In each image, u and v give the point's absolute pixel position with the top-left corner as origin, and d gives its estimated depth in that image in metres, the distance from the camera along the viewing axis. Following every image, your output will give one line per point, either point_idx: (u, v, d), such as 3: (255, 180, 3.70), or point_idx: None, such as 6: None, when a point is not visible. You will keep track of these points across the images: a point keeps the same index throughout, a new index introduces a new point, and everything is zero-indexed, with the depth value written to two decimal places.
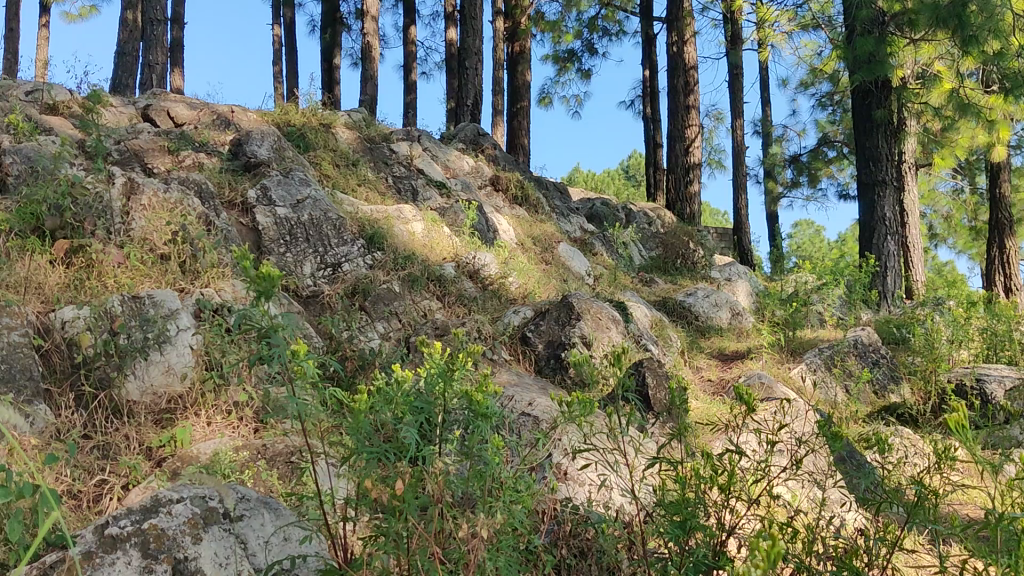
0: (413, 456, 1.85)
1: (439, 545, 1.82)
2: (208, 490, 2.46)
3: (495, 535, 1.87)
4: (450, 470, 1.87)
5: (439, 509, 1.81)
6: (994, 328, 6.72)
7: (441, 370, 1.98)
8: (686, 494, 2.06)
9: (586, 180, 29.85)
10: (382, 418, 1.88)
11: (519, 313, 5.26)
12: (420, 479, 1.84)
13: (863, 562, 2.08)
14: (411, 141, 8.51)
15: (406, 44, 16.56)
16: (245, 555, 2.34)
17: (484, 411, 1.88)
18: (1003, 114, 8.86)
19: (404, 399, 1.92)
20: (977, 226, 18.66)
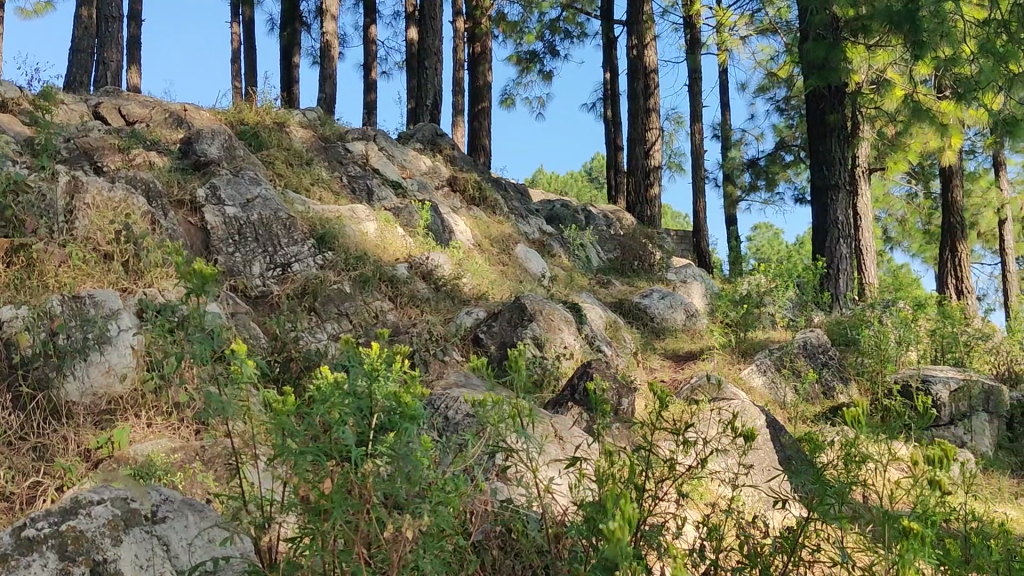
0: (341, 455, 1.84)
1: (361, 546, 1.83)
2: (129, 492, 2.42)
3: (422, 536, 1.87)
4: (378, 470, 1.87)
5: (365, 513, 1.81)
6: (941, 330, 6.90)
7: (372, 368, 1.97)
8: (610, 496, 2.08)
9: (548, 182, 29.94)
10: (315, 419, 1.85)
11: (471, 313, 5.27)
12: (347, 479, 1.84)
13: (778, 561, 2.13)
14: (367, 140, 8.47)
15: (366, 42, 16.49)
16: (166, 557, 2.29)
17: (413, 412, 1.86)
18: (956, 120, 8.91)
19: (339, 399, 1.88)
20: (930, 229, 19.01)
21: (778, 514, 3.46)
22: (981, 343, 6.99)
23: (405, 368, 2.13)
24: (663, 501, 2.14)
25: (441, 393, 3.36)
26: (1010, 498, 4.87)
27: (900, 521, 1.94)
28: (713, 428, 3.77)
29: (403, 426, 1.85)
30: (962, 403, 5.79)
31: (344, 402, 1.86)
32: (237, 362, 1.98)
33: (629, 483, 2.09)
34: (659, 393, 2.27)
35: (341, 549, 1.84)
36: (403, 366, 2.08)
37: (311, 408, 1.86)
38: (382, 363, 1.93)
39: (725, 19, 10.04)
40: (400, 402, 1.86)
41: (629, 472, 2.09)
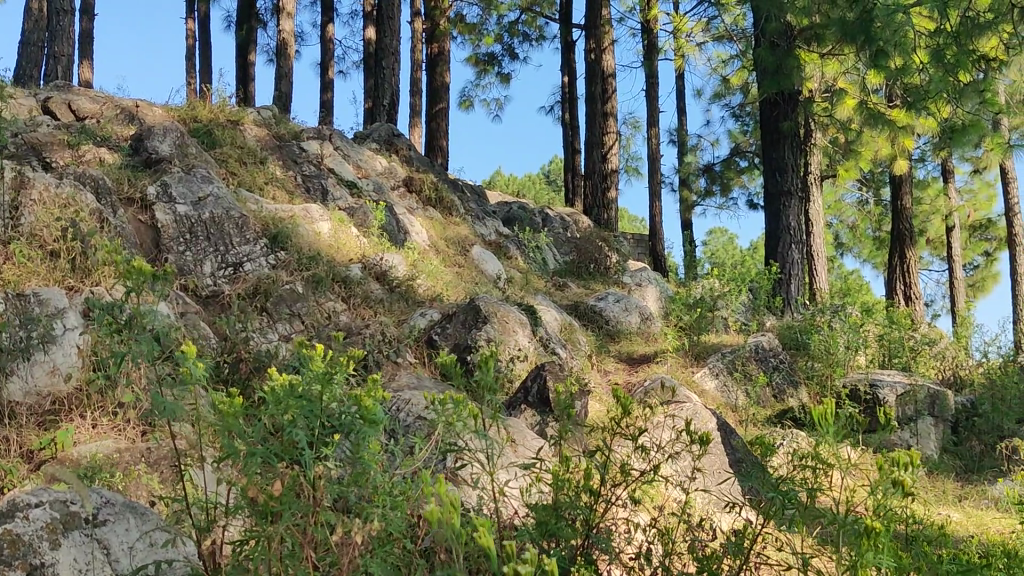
0: (292, 458, 1.84)
1: (309, 549, 1.83)
2: (70, 494, 2.38)
3: (372, 539, 1.87)
4: (328, 473, 1.88)
5: (314, 516, 1.81)
6: (888, 336, 7.02)
7: (326, 371, 1.96)
8: (562, 499, 2.08)
9: (506, 184, 29.95)
10: (267, 420, 1.84)
11: (425, 315, 5.26)
12: (297, 482, 1.84)
13: (725, 564, 2.14)
14: (323, 139, 8.40)
15: (323, 41, 16.39)
16: (107, 562, 2.26)
17: (372, 416, 1.86)
18: (907, 128, 8.94)
19: (293, 401, 1.87)
20: (880, 235, 19.33)
21: (722, 517, 3.50)
22: (928, 348, 7.13)
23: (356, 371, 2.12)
24: (614, 505, 2.15)
25: (393, 395, 3.35)
26: (953, 501, 4.97)
27: (853, 524, 1.92)
28: (666, 432, 3.81)
29: (357, 428, 1.85)
30: (908, 406, 5.92)
31: (298, 403, 1.85)
32: (190, 361, 1.96)
33: (578, 487, 2.09)
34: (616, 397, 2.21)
35: (288, 552, 1.83)
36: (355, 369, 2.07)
37: (263, 408, 1.85)
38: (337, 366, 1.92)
39: (682, 25, 10.12)
40: (358, 405, 1.86)
41: (580, 476, 2.08)
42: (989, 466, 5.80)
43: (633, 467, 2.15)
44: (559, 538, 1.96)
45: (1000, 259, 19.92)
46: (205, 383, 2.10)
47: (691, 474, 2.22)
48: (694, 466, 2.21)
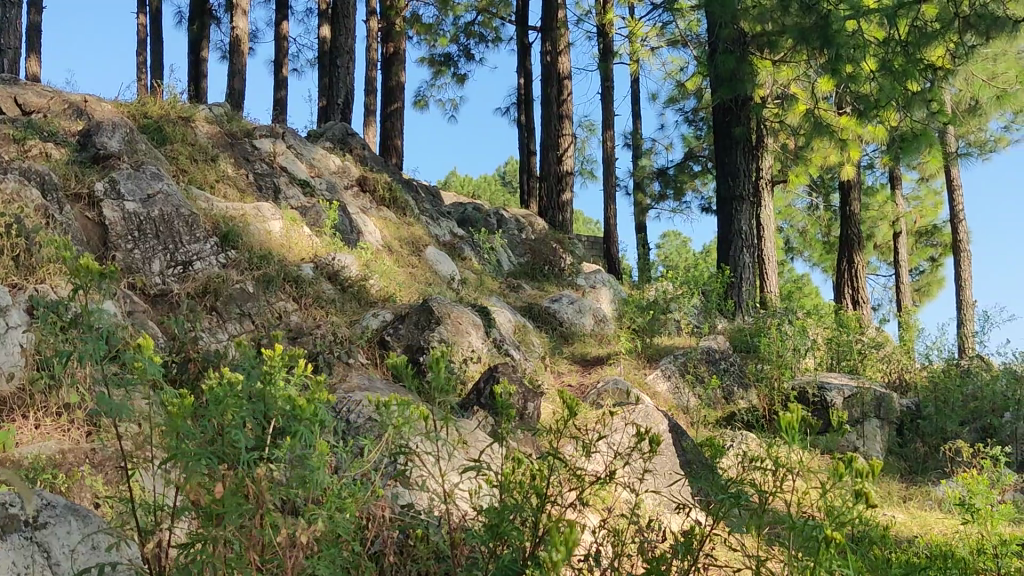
0: (234, 459, 1.82)
1: (255, 551, 1.81)
2: (9, 496, 2.33)
3: (319, 541, 1.84)
4: (271, 476, 1.86)
5: (257, 518, 1.78)
6: (836, 338, 7.14)
7: (266, 372, 1.95)
8: (517, 501, 2.06)
9: (461, 185, 29.89)
10: (207, 421, 1.81)
11: (378, 316, 5.24)
12: (240, 483, 1.82)
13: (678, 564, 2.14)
14: (275, 138, 8.31)
15: (277, 38, 16.23)
16: (47, 565, 2.22)
17: (310, 415, 1.84)
18: (855, 135, 9.09)
19: (233, 402, 1.84)
20: (829, 240, 19.64)
21: (671, 519, 3.56)
22: (875, 350, 7.25)
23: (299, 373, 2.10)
24: (568, 507, 2.13)
25: (345, 396, 3.34)
26: (898, 502, 5.07)
27: (809, 528, 1.92)
28: (617, 435, 3.84)
29: (297, 429, 1.83)
30: (855, 409, 6.08)
31: (234, 405, 1.84)
32: (138, 359, 1.94)
33: (531, 489, 2.07)
34: (563, 402, 2.18)
35: (234, 555, 1.81)
36: (298, 370, 2.05)
37: (204, 409, 1.82)
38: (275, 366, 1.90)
39: (638, 30, 10.20)
40: (296, 405, 1.84)
41: (533, 478, 2.07)
42: (932, 468, 5.95)
43: (586, 470, 2.14)
44: (510, 541, 1.94)
45: (944, 265, 20.34)
46: (149, 385, 2.07)
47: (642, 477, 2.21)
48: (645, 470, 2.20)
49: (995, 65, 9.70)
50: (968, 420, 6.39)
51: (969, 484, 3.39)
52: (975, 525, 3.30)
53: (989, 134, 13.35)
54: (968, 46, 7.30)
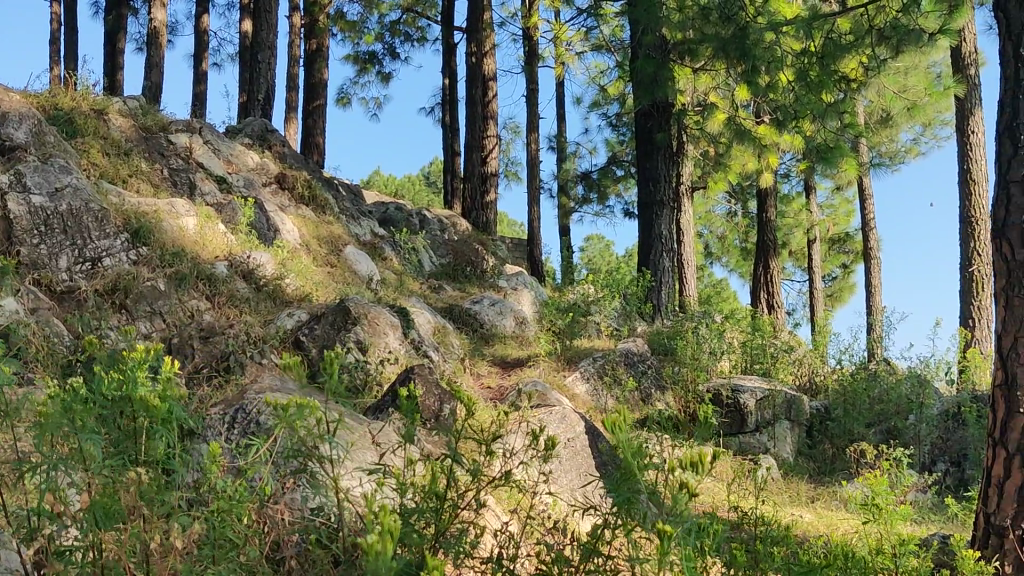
0: (99, 467, 1.78)
1: (134, 556, 1.77)
2: None
3: (204, 543, 1.81)
4: (143, 480, 1.83)
5: (130, 524, 1.75)
6: (751, 342, 7.32)
7: (127, 370, 1.90)
8: (416, 506, 2.02)
9: (386, 185, 29.76)
10: (65, 429, 1.76)
11: (292, 316, 5.18)
12: (110, 491, 1.78)
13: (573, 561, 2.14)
14: (192, 132, 8.13)
15: (197, 32, 15.90)
16: None
17: (163, 415, 1.82)
18: (772, 143, 9.26)
19: (91, 408, 1.80)
20: (746, 246, 20.06)
21: (582, 519, 3.59)
22: (787, 354, 7.44)
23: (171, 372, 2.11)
24: (469, 508, 2.10)
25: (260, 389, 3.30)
26: (806, 502, 5.20)
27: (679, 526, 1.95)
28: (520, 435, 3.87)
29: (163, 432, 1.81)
30: (766, 411, 6.25)
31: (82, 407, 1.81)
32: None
33: (431, 494, 2.04)
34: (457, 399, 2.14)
35: (111, 560, 1.77)
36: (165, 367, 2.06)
37: (61, 417, 1.77)
38: (130, 367, 1.89)
39: (562, 34, 10.26)
40: (149, 406, 1.81)
41: (432, 483, 2.03)
42: (840, 468, 6.19)
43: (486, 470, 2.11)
44: (400, 544, 1.92)
45: (855, 271, 20.92)
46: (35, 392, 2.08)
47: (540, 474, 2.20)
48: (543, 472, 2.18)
49: (905, 79, 10.01)
50: (874, 422, 6.59)
51: (868, 483, 3.49)
52: (874, 525, 3.36)
53: (899, 145, 13.77)
54: (880, 60, 7.50)
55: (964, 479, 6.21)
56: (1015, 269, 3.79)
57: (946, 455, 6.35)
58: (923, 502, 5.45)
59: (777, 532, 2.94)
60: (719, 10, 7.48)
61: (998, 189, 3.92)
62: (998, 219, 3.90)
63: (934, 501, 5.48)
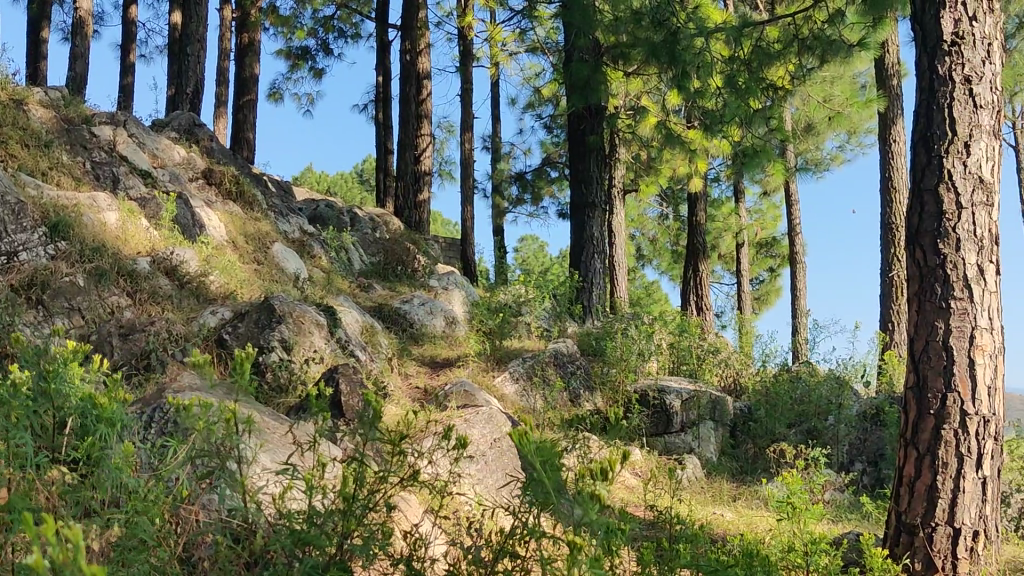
0: (20, 466, 1.82)
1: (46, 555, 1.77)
2: None
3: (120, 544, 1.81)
4: (64, 480, 1.87)
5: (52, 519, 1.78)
6: (678, 343, 7.45)
7: (57, 375, 1.99)
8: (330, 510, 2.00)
9: (318, 182, 29.45)
10: None
11: (216, 313, 5.11)
12: (28, 491, 1.81)
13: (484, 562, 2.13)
14: (116, 125, 7.95)
15: (125, 23, 15.55)
16: None
17: (112, 417, 1.91)
18: (702, 147, 9.39)
19: (18, 410, 1.88)
20: (677, 249, 20.32)
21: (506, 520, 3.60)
22: (713, 355, 7.59)
23: (98, 376, 2.16)
24: (381, 509, 2.06)
25: (177, 385, 3.25)
26: (728, 501, 5.30)
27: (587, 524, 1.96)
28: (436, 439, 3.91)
29: (101, 432, 1.89)
30: (691, 412, 6.37)
31: (20, 407, 1.90)
32: None
33: (346, 495, 2.02)
34: (364, 402, 2.12)
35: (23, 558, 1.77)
36: (92, 372, 2.12)
37: None
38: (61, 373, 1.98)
39: (497, 35, 10.27)
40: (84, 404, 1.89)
41: (346, 482, 2.00)
42: (761, 468, 6.32)
43: (402, 472, 2.08)
44: (310, 546, 1.92)
45: (782, 275, 21.32)
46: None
47: (453, 475, 2.18)
48: (453, 471, 2.16)
49: (830, 89, 10.23)
50: (794, 422, 6.74)
51: (785, 482, 3.54)
52: (790, 521, 3.42)
53: (824, 153, 14.06)
54: (806, 69, 7.65)
55: (880, 479, 6.38)
56: (927, 275, 3.92)
57: (864, 455, 6.51)
58: (840, 502, 5.59)
59: (695, 536, 2.98)
60: (651, 15, 7.52)
61: (912, 196, 4.05)
62: (911, 226, 4.03)
63: (850, 499, 5.62)
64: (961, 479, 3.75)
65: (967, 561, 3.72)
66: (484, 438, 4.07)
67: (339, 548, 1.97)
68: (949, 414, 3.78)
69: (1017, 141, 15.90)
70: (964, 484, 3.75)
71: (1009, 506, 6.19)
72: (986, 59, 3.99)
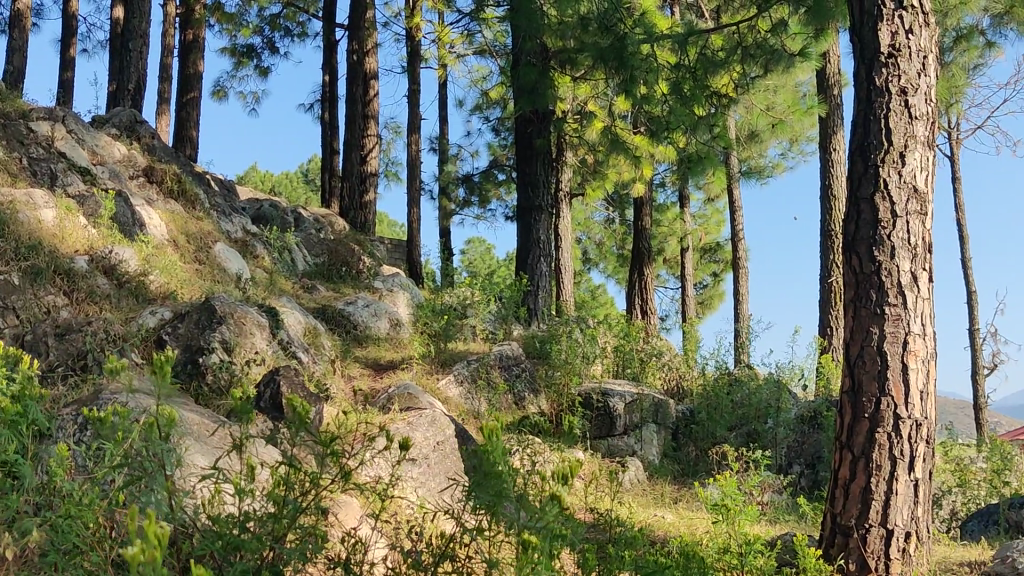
0: None
1: None
2: None
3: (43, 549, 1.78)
4: None
5: None
6: (623, 346, 7.51)
7: None
8: (261, 514, 1.99)
9: (264, 182, 29.06)
10: None
11: (156, 313, 5.02)
12: None
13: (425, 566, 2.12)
14: (54, 120, 7.77)
15: (65, 16, 15.23)
16: None
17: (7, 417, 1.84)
18: (647, 153, 9.48)
19: None
20: (623, 253, 20.49)
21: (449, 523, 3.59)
22: (656, 358, 7.69)
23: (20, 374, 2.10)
24: (316, 513, 2.05)
25: (109, 386, 3.19)
26: (669, 503, 5.35)
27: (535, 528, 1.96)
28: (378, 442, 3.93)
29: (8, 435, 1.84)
30: (634, 414, 6.45)
31: None
32: None
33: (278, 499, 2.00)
34: (296, 408, 2.12)
35: None
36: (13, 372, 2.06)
37: None
38: None
39: (445, 37, 10.26)
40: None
41: (276, 485, 1.99)
42: (702, 470, 6.43)
43: (335, 476, 2.08)
44: (242, 549, 1.91)
45: (725, 280, 21.59)
46: None
47: (391, 480, 2.17)
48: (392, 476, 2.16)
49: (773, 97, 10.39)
50: (735, 425, 6.85)
51: (720, 484, 3.59)
52: (726, 523, 3.45)
53: (767, 160, 14.26)
54: (750, 77, 7.77)
55: (817, 481, 6.42)
56: (862, 281, 4.00)
57: (802, 457, 6.61)
58: (778, 503, 5.68)
59: (635, 538, 3.01)
60: (598, 20, 7.61)
61: (849, 204, 4.13)
62: (847, 234, 4.11)
63: (788, 501, 5.70)
64: (894, 481, 3.84)
65: (899, 562, 3.81)
66: (427, 441, 4.06)
67: (272, 552, 1.96)
68: (883, 418, 3.87)
69: (951, 152, 16.29)
70: (897, 486, 3.84)
71: (941, 508, 6.34)
72: (922, 72, 4.09)
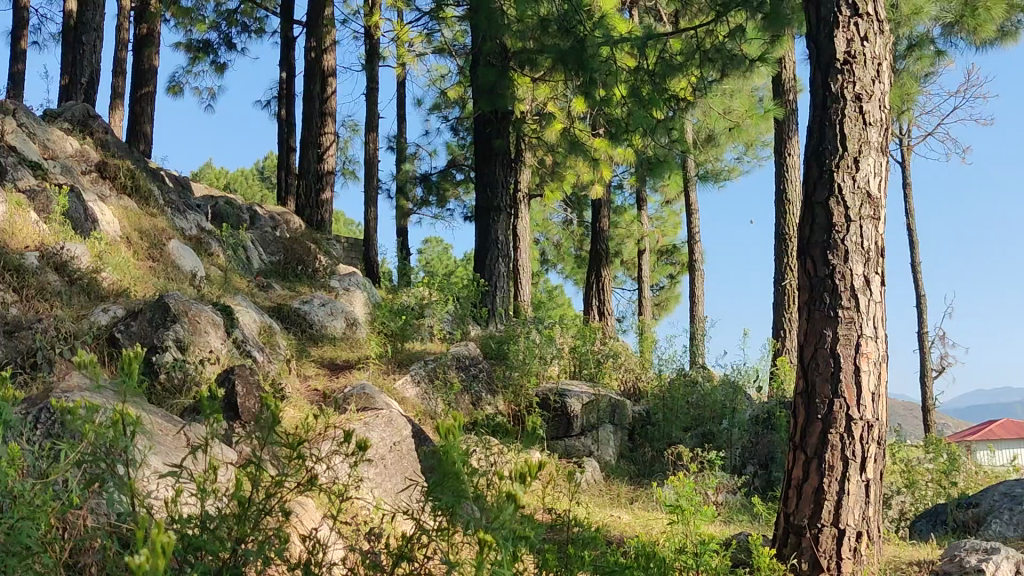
0: None
1: None
2: None
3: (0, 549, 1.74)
4: None
5: None
6: (580, 347, 7.54)
7: None
8: (223, 515, 1.97)
9: (219, 179, 28.75)
10: None
11: (108, 311, 4.94)
12: None
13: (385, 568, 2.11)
14: (4, 112, 7.63)
15: (15, 7, 14.94)
16: None
17: None
18: (605, 155, 9.53)
19: None
20: (581, 254, 20.58)
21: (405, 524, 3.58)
22: (613, 360, 7.73)
23: None
24: (277, 515, 2.03)
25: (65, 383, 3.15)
26: (625, 503, 5.39)
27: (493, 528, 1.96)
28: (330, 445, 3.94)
29: None
30: (591, 415, 6.50)
31: None
32: None
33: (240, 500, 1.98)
34: (260, 409, 2.09)
35: None
36: None
37: None
38: None
39: (404, 36, 10.23)
40: None
41: (240, 486, 1.96)
42: (657, 470, 6.47)
43: (297, 478, 2.06)
44: (202, 550, 1.88)
45: (681, 282, 21.77)
46: None
47: (351, 481, 2.16)
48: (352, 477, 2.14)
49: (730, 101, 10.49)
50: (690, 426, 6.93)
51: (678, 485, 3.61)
52: (683, 524, 3.47)
53: (724, 164, 14.39)
54: (707, 81, 7.84)
55: (770, 481, 6.55)
56: (817, 284, 4.05)
57: (756, 458, 6.69)
58: (732, 503, 5.74)
59: (590, 537, 3.02)
60: (558, 22, 7.65)
61: (804, 208, 4.18)
62: (803, 237, 4.16)
63: (741, 502, 5.77)
64: (846, 481, 3.90)
65: (850, 561, 3.87)
66: (384, 442, 4.03)
67: (234, 554, 1.94)
68: (836, 419, 3.92)
69: (903, 158, 16.57)
70: (849, 486, 3.90)
71: (891, 508, 6.45)
72: (876, 79, 4.16)
